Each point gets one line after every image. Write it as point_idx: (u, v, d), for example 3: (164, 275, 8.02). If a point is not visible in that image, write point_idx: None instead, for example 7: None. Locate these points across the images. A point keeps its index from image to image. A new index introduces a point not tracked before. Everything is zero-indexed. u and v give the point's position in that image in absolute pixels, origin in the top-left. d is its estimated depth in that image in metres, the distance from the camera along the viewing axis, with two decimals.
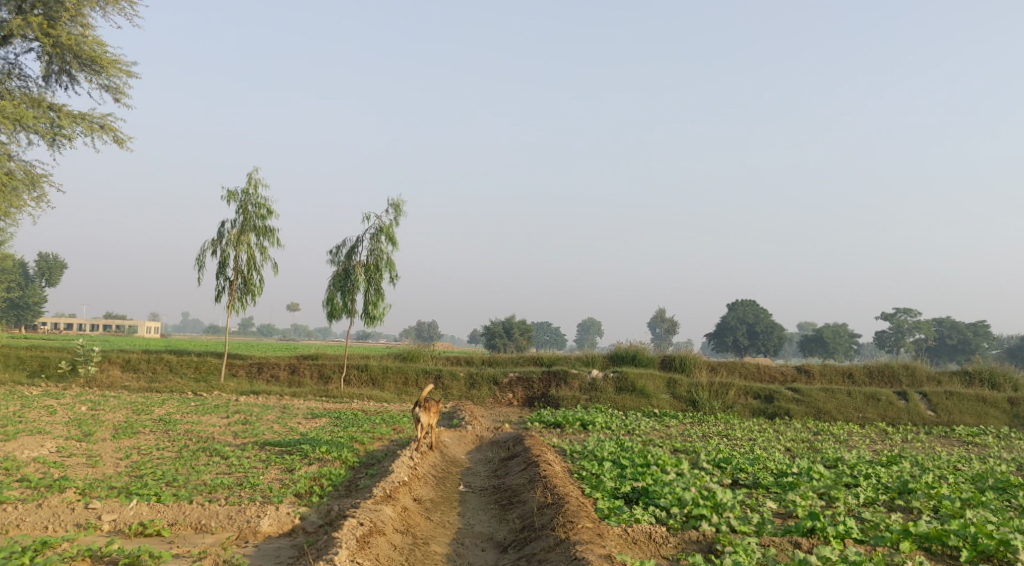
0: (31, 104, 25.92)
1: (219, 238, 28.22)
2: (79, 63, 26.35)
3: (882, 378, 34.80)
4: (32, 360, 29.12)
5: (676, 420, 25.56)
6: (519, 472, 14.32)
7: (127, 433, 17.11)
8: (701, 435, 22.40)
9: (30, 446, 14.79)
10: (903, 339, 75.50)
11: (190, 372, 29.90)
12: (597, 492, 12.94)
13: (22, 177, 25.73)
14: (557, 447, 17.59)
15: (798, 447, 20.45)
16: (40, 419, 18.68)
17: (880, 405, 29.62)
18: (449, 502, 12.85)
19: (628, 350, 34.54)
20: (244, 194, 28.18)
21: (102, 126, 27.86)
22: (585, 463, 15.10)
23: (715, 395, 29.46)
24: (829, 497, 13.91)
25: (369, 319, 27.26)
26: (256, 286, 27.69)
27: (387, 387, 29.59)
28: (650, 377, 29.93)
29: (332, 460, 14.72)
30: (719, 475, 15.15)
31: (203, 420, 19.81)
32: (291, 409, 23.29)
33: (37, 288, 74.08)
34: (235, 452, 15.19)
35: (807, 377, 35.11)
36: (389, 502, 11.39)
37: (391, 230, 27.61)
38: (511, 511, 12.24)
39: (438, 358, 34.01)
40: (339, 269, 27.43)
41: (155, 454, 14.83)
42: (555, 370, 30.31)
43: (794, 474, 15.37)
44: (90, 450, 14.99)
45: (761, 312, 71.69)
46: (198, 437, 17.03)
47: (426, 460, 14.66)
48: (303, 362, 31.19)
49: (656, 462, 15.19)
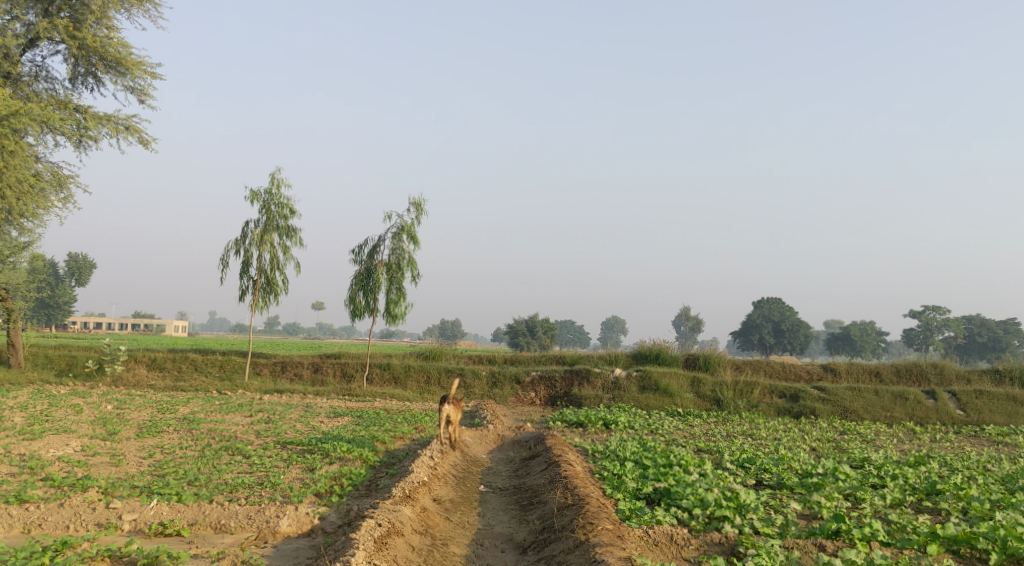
0: (58, 106, 26.23)
1: (243, 238, 28.38)
2: (104, 65, 26.61)
3: (910, 377, 34.32)
4: (60, 359, 29.48)
5: (699, 419, 25.37)
6: (540, 472, 14.25)
7: (152, 432, 17.25)
8: (725, 435, 22.18)
9: (55, 444, 14.93)
10: (932, 337, 74.52)
11: (215, 371, 30.14)
12: (619, 492, 12.83)
13: (49, 178, 26.06)
14: (579, 446, 17.48)
15: (824, 447, 20.19)
16: (67, 418, 18.89)
17: (908, 405, 29.21)
18: (469, 502, 12.80)
19: (651, 349, 34.33)
20: (267, 194, 28.33)
21: (127, 128, 28.14)
22: (607, 463, 14.98)
23: (740, 394, 29.19)
24: (854, 499, 13.70)
25: (390, 318, 27.30)
26: (280, 286, 27.82)
27: (410, 386, 29.62)
28: (674, 376, 29.71)
29: (353, 459, 14.72)
30: (743, 476, 14.98)
31: (227, 419, 19.92)
32: (313, 407, 23.39)
33: (67, 288, 75.06)
34: (257, 451, 15.24)
35: (833, 375, 34.71)
36: (408, 502, 11.36)
37: (413, 229, 27.63)
38: (531, 512, 12.16)
39: (461, 356, 34.00)
40: (361, 268, 27.49)
41: (178, 453, 14.91)
42: (578, 369, 30.20)
43: (820, 475, 15.15)
44: (114, 449, 15.11)
45: (787, 310, 71.05)
46: (221, 436, 17.13)
47: (447, 460, 14.63)
48: (326, 361, 31.31)
49: (678, 463, 15.04)
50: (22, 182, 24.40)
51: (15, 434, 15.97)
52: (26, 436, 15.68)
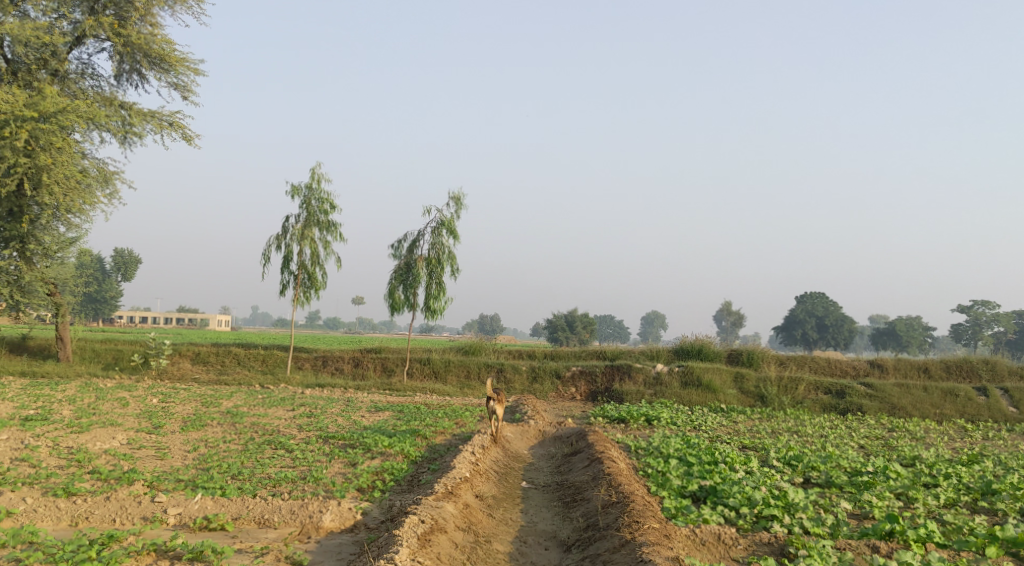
0: (103, 103, 26.61)
1: (284, 233, 28.57)
2: (148, 62, 26.92)
3: (960, 373, 33.49)
4: (107, 353, 29.95)
5: (743, 416, 24.97)
6: (583, 468, 14.08)
7: (196, 425, 17.39)
8: (770, 431, 21.80)
9: (102, 437, 15.13)
10: (981, 332, 72.79)
11: (258, 365, 30.44)
12: (663, 490, 12.62)
13: (96, 174, 26.43)
14: (621, 442, 17.27)
15: (872, 445, 19.72)
16: (113, 411, 19.14)
17: (959, 401, 28.48)
18: (512, 499, 12.67)
19: (693, 344, 33.94)
20: (307, 189, 28.49)
21: (171, 124, 28.46)
22: (650, 460, 14.76)
23: (784, 390, 28.71)
24: (907, 498, 13.31)
25: (430, 312, 27.29)
26: (320, 280, 27.96)
27: (450, 380, 29.59)
28: (717, 371, 29.28)
29: (394, 454, 14.69)
30: (790, 474, 14.65)
31: (269, 413, 20.05)
32: (355, 402, 23.46)
33: (114, 283, 76.45)
34: (300, 445, 15.28)
35: (880, 371, 34.02)
36: (451, 499, 11.25)
37: (452, 223, 27.57)
38: (575, 509, 12.00)
39: (501, 351, 33.92)
40: (401, 262, 27.51)
41: (222, 446, 15.01)
42: (618, 364, 29.94)
43: (869, 473, 14.76)
44: (159, 442, 15.26)
45: (831, 305, 69.93)
46: (264, 430, 17.22)
47: (488, 455, 14.51)
48: (367, 355, 31.41)
49: (723, 460, 14.76)
50: (69, 178, 24.81)
51: (63, 426, 16.23)
52: (73, 429, 15.91)
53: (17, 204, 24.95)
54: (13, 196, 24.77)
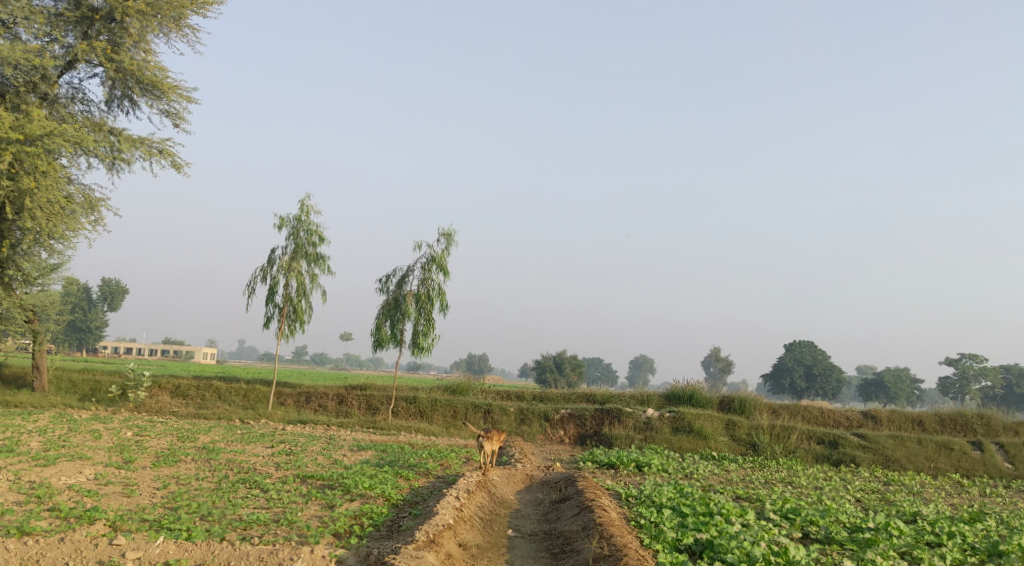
0: (92, 128, 26.21)
1: (270, 264, 28.01)
2: (140, 88, 26.58)
3: (954, 426, 32.92)
4: (84, 384, 29.13)
5: (735, 464, 24.33)
6: (571, 517, 13.41)
7: (168, 461, 16.64)
8: (764, 481, 21.13)
9: (68, 472, 14.40)
10: (968, 386, 72.42)
11: (239, 400, 29.67)
12: (658, 543, 11.98)
13: (81, 201, 25.91)
14: (611, 490, 16.57)
15: (869, 499, 19.07)
16: (84, 444, 18.37)
17: (953, 456, 27.93)
18: (497, 548, 12.01)
19: (684, 389, 33.35)
20: (295, 220, 28.02)
21: (161, 152, 28.04)
22: (642, 509, 14.11)
23: (777, 439, 28.05)
24: (912, 558, 12.73)
25: (418, 350, 26.66)
26: (306, 313, 27.34)
27: (435, 420, 28.86)
28: (708, 417, 28.62)
29: (375, 497, 14.00)
30: (787, 528, 14.01)
31: (247, 450, 19.32)
32: (337, 440, 22.76)
33: (100, 313, 75.38)
34: (276, 484, 14.55)
35: (874, 423, 33.41)
36: (432, 548, 10.58)
37: (443, 260, 27.08)
38: (564, 562, 11.34)
39: (489, 391, 33.23)
40: (389, 298, 26.93)
41: (194, 484, 14.27)
42: (608, 407, 29.29)
43: (870, 530, 14.13)
44: (128, 478, 14.52)
45: (820, 354, 69.48)
46: (240, 468, 16.49)
47: (473, 500, 13.82)
48: (352, 392, 30.67)
49: (719, 512, 14.09)
50: (53, 203, 24.22)
51: (28, 459, 15.49)
52: (39, 462, 15.15)
53: None
54: None
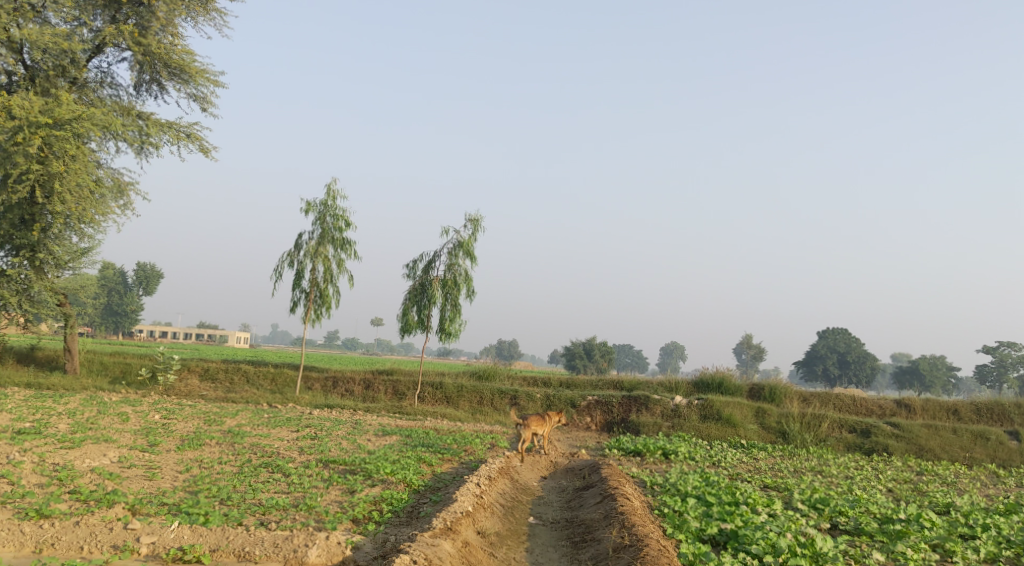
0: (121, 112, 26.36)
1: (298, 249, 28.04)
2: (168, 72, 26.65)
3: (991, 415, 32.23)
4: (115, 366, 29.43)
5: (764, 453, 23.99)
6: (594, 505, 13.21)
7: (193, 445, 16.68)
8: (793, 470, 20.78)
9: (93, 454, 14.46)
10: (1006, 374, 70.97)
11: (267, 384, 29.82)
12: (680, 533, 11.71)
13: (110, 185, 26.12)
14: (636, 478, 16.35)
15: (901, 489, 18.66)
16: (111, 427, 18.49)
17: (989, 445, 27.35)
18: (517, 536, 11.84)
19: (713, 377, 32.99)
20: (322, 205, 28.01)
21: (189, 136, 28.13)
22: (667, 498, 13.88)
23: (807, 427, 27.61)
24: (945, 551, 12.35)
25: (445, 335, 26.56)
26: (333, 298, 27.35)
27: (462, 406, 28.77)
28: (738, 405, 28.27)
29: (396, 483, 13.88)
30: (815, 518, 13.69)
31: (272, 434, 19.35)
32: (363, 424, 22.77)
33: (136, 297, 76.20)
34: (298, 469, 14.50)
35: (908, 411, 32.83)
36: (449, 536, 10.42)
37: (470, 245, 26.91)
38: (584, 551, 11.15)
39: (515, 377, 33.10)
40: (416, 283, 26.85)
41: (216, 468, 14.27)
42: (635, 394, 29.04)
43: (901, 521, 13.75)
44: (151, 461, 14.56)
45: (854, 341, 68.50)
46: (263, 452, 16.49)
47: (495, 487, 13.68)
48: (379, 377, 30.71)
49: (745, 501, 13.81)
50: (82, 187, 24.38)
51: (54, 441, 15.60)
52: (64, 445, 15.25)
53: (30, 212, 24.50)
54: (25, 204, 24.33)
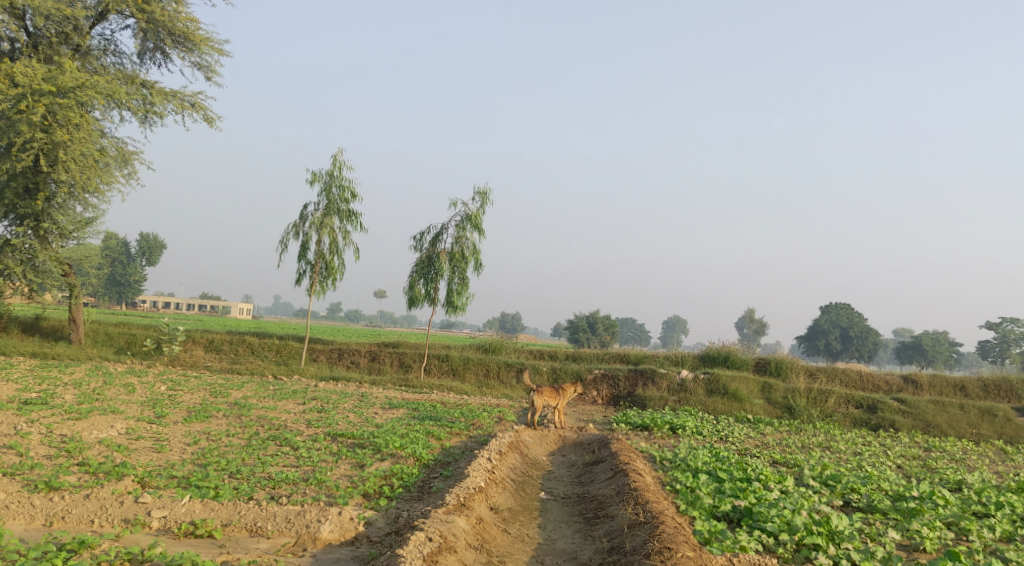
0: (124, 81, 26.02)
1: (303, 221, 27.84)
2: (172, 40, 26.27)
3: (998, 392, 32.07)
4: (120, 337, 29.34)
5: (771, 428, 23.91)
6: (605, 481, 13.12)
7: (200, 416, 16.58)
8: (802, 446, 20.69)
9: (100, 426, 14.35)
10: (1009, 350, 70.82)
11: (272, 355, 29.73)
12: (694, 510, 11.60)
13: (115, 154, 25.89)
14: (645, 453, 16.26)
15: (911, 466, 18.55)
16: (117, 398, 18.40)
17: (996, 422, 27.23)
18: (529, 511, 11.75)
19: (720, 351, 32.87)
20: (328, 175, 27.75)
21: (193, 105, 27.83)
22: (678, 474, 13.76)
23: (813, 403, 27.55)
24: (959, 529, 12.23)
25: (451, 308, 26.42)
26: (338, 270, 27.19)
27: (467, 378, 28.69)
28: (744, 380, 28.18)
29: (405, 457, 13.75)
30: (828, 495, 13.58)
31: (279, 406, 19.24)
32: (369, 397, 22.70)
33: (139, 267, 76.13)
34: (306, 443, 14.39)
35: (914, 387, 32.72)
36: (463, 512, 10.30)
37: (478, 218, 26.67)
38: (597, 527, 11.05)
39: (521, 350, 33.03)
40: (422, 256, 26.65)
41: (224, 441, 14.15)
42: (642, 368, 28.95)
43: (914, 498, 13.64)
44: (159, 433, 14.45)
45: (857, 316, 68.32)
46: (271, 424, 16.39)
47: (505, 462, 13.58)
48: (384, 349, 30.61)
49: (757, 477, 13.71)
50: (86, 155, 24.12)
51: (61, 412, 15.50)
52: (71, 416, 15.14)
53: (34, 181, 24.28)
54: (29, 173, 24.09)
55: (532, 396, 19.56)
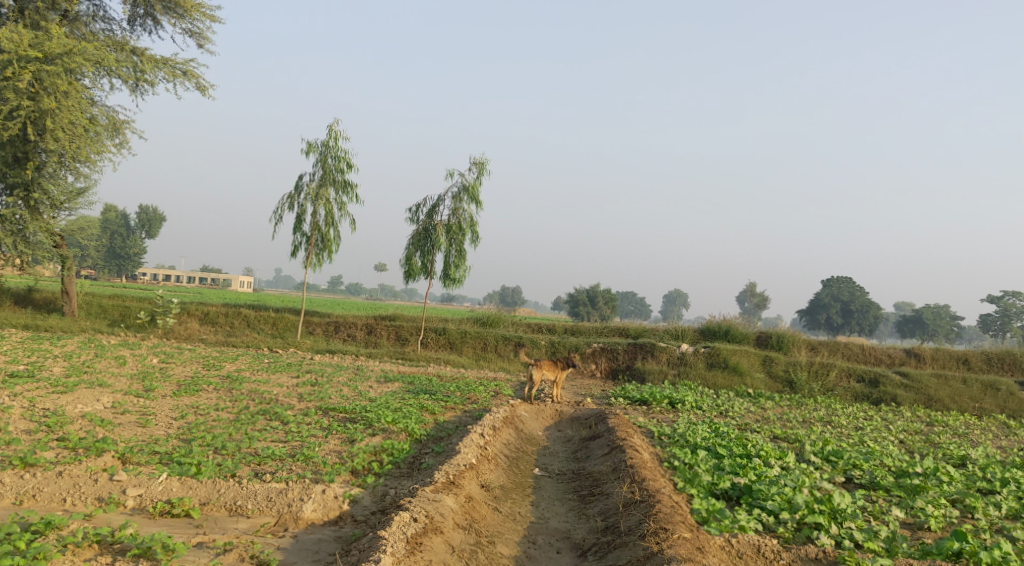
0: (114, 48, 25.48)
1: (298, 192, 27.40)
2: (162, 6, 25.68)
3: (1001, 365, 31.70)
4: (114, 309, 29.01)
5: (772, 402, 23.62)
6: (601, 458, 12.79)
7: (189, 390, 16.23)
8: (802, 421, 20.39)
9: (86, 400, 14.00)
10: (1010, 323, 70.43)
11: (268, 328, 29.39)
12: (692, 487, 11.27)
13: (105, 123, 25.40)
14: (643, 428, 15.94)
15: (913, 441, 18.24)
16: (107, 371, 18.06)
17: (1000, 396, 26.90)
18: (522, 489, 11.43)
19: (720, 324, 32.50)
20: (323, 146, 27.27)
21: (185, 73, 27.27)
22: (676, 450, 13.42)
23: (815, 376, 27.24)
24: (965, 506, 11.88)
25: (448, 281, 26.03)
26: (334, 242, 26.78)
27: (465, 352, 28.40)
28: (745, 353, 27.86)
29: (397, 433, 13.41)
30: (830, 472, 13.24)
31: (272, 379, 18.91)
32: (364, 370, 22.42)
33: (139, 240, 75.50)
34: (296, 417, 14.05)
35: (917, 360, 32.44)
36: (451, 491, 9.97)
37: (475, 190, 26.20)
38: (591, 506, 10.73)
39: (520, 324, 32.67)
40: (419, 228, 26.19)
41: (212, 415, 13.81)
42: (642, 341, 28.62)
43: (918, 475, 13.29)
44: (146, 407, 14.12)
45: (858, 290, 67.90)
46: (261, 398, 16.05)
47: (499, 438, 13.26)
48: (381, 322, 30.24)
49: (757, 454, 13.38)
50: (75, 124, 23.64)
51: (47, 385, 15.17)
52: (57, 389, 14.79)
53: (23, 149, 23.78)
54: (18, 142, 23.58)
55: (531, 371, 19.21)
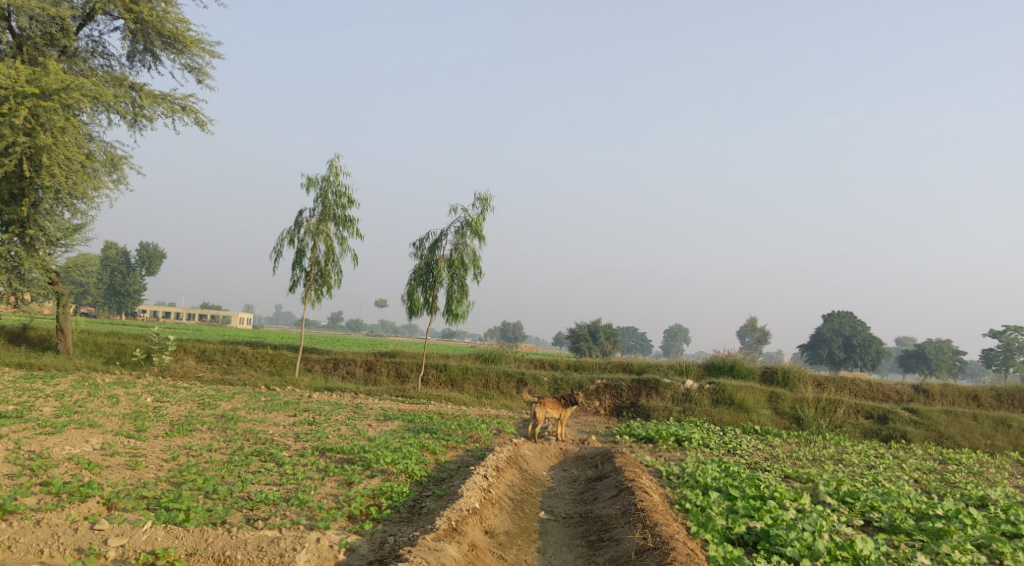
0: (113, 83, 25.31)
1: (298, 227, 27.07)
2: (161, 42, 25.53)
3: (1011, 402, 31.07)
4: (109, 347, 28.50)
5: (780, 439, 23.05)
6: (609, 500, 12.25)
7: (182, 430, 15.70)
8: (812, 459, 19.83)
9: (74, 441, 13.50)
10: (1014, 358, 69.79)
11: (265, 365, 28.89)
12: (707, 532, 10.76)
13: (103, 158, 25.18)
14: (651, 467, 15.40)
15: (928, 481, 17.66)
16: (99, 410, 17.52)
17: (1012, 433, 26.30)
18: (528, 534, 10.92)
19: (724, 360, 32.00)
20: (323, 181, 26.99)
21: (184, 108, 27.09)
22: (687, 491, 12.88)
23: (822, 413, 26.64)
24: (991, 552, 11.36)
25: (450, 317, 25.59)
26: (333, 278, 26.37)
27: (466, 389, 27.83)
28: (751, 390, 27.31)
29: (396, 474, 12.90)
30: (846, 514, 12.71)
31: (268, 418, 18.38)
32: (364, 408, 21.91)
33: (139, 277, 74.98)
34: (292, 458, 13.54)
35: (925, 397, 31.82)
36: (454, 538, 9.48)
37: (478, 225, 25.87)
38: (601, 553, 10.22)
39: (521, 360, 32.13)
40: (420, 263, 25.81)
41: (204, 456, 13.29)
42: (646, 377, 28.11)
43: (940, 517, 12.73)
44: (137, 449, 13.60)
45: (859, 325, 67.44)
46: (256, 438, 15.54)
47: (503, 479, 12.73)
48: (381, 359, 29.72)
49: (771, 495, 12.83)
50: (72, 160, 23.37)
51: (35, 426, 14.66)
52: (45, 431, 14.29)
53: (19, 186, 23.48)
54: (14, 178, 23.31)
55: (534, 410, 18.68)
